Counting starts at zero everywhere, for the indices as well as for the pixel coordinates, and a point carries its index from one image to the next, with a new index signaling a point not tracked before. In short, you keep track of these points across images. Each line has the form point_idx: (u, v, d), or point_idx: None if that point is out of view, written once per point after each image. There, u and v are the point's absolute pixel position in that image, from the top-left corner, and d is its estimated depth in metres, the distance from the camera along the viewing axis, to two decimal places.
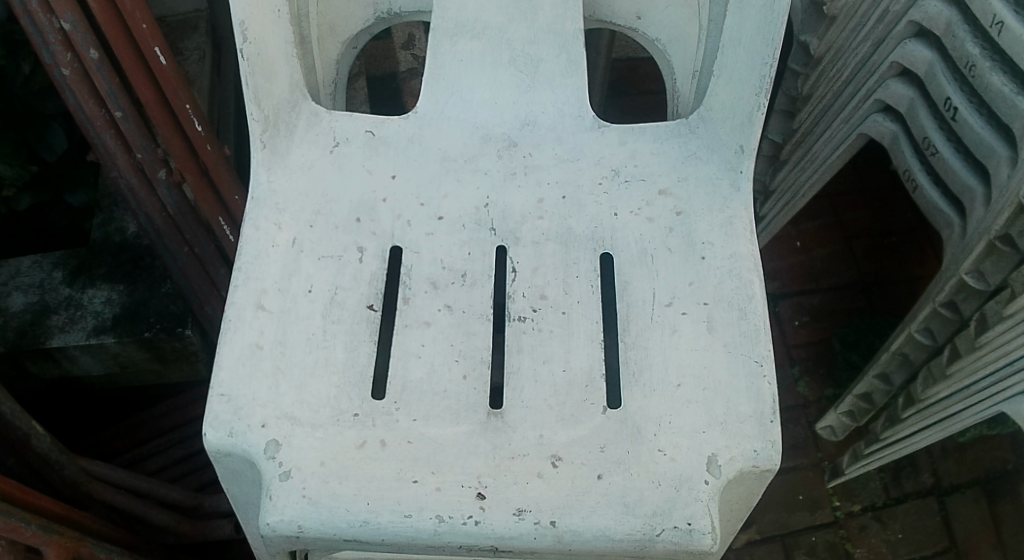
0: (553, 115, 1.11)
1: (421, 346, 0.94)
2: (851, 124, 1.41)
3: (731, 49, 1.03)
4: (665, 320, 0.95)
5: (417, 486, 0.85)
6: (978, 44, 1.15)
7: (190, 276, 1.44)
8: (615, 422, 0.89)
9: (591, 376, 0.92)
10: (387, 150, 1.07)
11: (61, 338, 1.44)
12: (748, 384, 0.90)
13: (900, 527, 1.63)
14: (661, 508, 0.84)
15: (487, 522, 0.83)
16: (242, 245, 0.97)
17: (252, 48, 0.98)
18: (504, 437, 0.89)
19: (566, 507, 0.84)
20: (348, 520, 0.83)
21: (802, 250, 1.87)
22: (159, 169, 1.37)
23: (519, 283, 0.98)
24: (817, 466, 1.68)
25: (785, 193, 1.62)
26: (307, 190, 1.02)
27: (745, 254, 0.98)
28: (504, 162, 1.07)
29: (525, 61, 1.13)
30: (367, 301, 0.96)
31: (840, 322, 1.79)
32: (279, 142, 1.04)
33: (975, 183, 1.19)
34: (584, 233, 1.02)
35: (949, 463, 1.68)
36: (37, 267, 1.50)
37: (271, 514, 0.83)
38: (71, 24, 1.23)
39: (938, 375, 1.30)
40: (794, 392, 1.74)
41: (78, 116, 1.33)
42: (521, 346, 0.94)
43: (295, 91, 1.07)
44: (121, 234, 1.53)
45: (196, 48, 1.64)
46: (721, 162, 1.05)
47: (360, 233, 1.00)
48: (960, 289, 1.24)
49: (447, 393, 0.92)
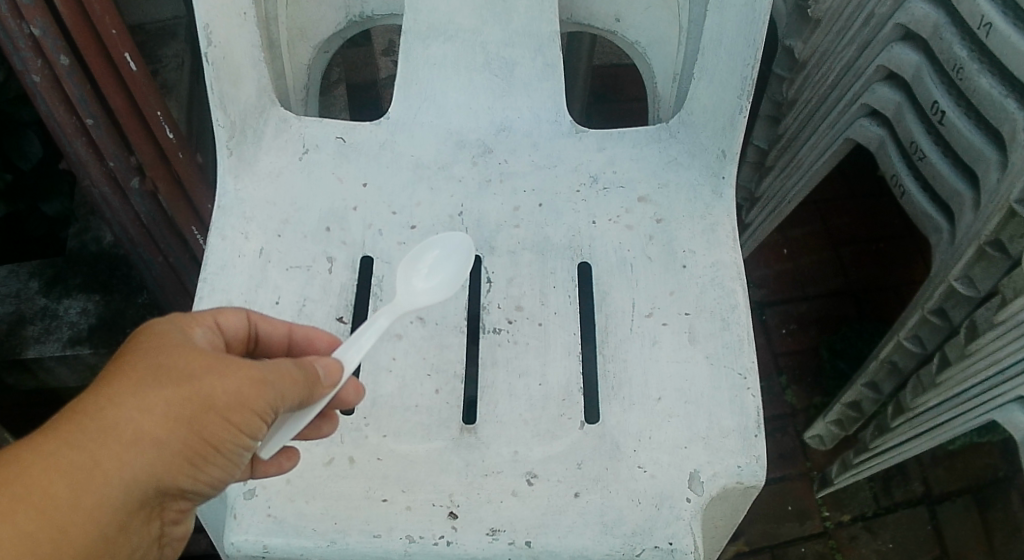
0: (529, 120, 1.08)
1: (391, 360, 0.91)
2: (837, 129, 1.38)
3: (711, 51, 1.01)
4: (644, 331, 0.92)
5: (386, 506, 0.82)
6: (965, 46, 1.12)
7: (165, 285, 1.43)
8: (593, 438, 0.86)
9: (569, 390, 0.89)
10: (358, 157, 1.03)
11: (36, 349, 1.40)
12: (730, 397, 0.87)
13: (890, 537, 1.60)
14: (641, 526, 0.81)
15: (459, 543, 0.80)
16: (208, 255, 0.94)
17: (217, 52, 0.95)
18: (478, 453, 0.85)
19: (542, 527, 0.81)
20: (315, 541, 0.80)
21: (789, 257, 1.84)
22: (132, 177, 1.32)
23: (494, 293, 0.95)
24: (805, 476, 1.66)
25: (770, 200, 1.59)
26: (275, 198, 0.99)
27: (728, 262, 0.95)
28: (478, 168, 1.04)
29: (500, 65, 1.10)
30: (336, 313, 0.93)
31: (827, 330, 1.76)
32: (246, 150, 1.01)
33: (965, 188, 1.17)
34: (561, 242, 0.99)
35: (938, 471, 1.66)
36: (13, 275, 1.46)
37: (236, 533, 0.80)
38: (40, 29, 1.17)
39: (929, 383, 1.27)
40: (782, 400, 1.71)
41: (50, 123, 1.28)
42: (496, 359, 0.91)
43: (263, 96, 1.03)
44: (97, 243, 1.50)
45: (174, 56, 1.60)
46: (702, 168, 1.02)
47: (329, 242, 0.97)
48: (949, 295, 1.21)
49: (419, 408, 0.88)
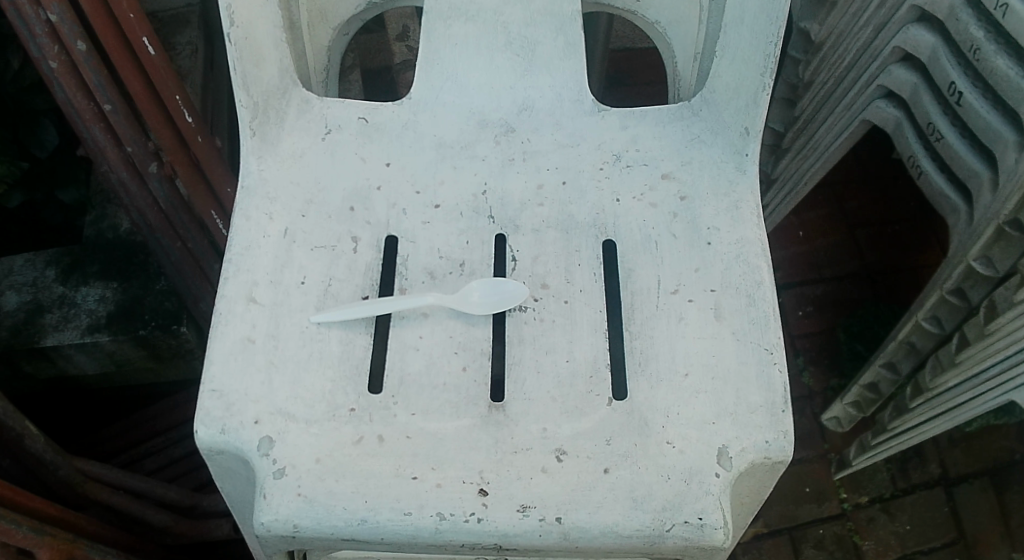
0: (551, 99, 1.07)
1: (419, 339, 0.91)
2: (854, 110, 1.37)
3: (734, 30, 1.00)
4: (670, 307, 0.92)
5: (417, 483, 0.82)
6: (982, 27, 1.11)
7: (184, 271, 1.41)
8: (621, 414, 0.86)
9: (596, 367, 0.89)
10: (381, 137, 1.03)
11: (55, 337, 1.41)
12: (758, 373, 0.87)
13: (908, 518, 1.60)
14: (671, 502, 0.81)
15: (490, 520, 0.80)
16: (233, 236, 0.94)
17: (239, 33, 0.95)
18: (507, 431, 0.85)
19: (572, 503, 0.81)
20: (346, 520, 0.80)
21: (805, 239, 1.83)
22: (150, 163, 1.32)
23: (519, 271, 0.95)
24: (824, 458, 1.66)
25: (787, 182, 1.58)
26: (299, 179, 0.99)
27: (753, 239, 0.95)
28: (501, 148, 1.04)
29: (522, 44, 1.10)
30: (362, 292, 0.93)
31: (843, 312, 1.76)
32: (269, 130, 1.01)
33: (981, 168, 1.15)
34: (586, 220, 0.98)
35: (956, 453, 1.65)
36: (30, 265, 1.46)
37: (265, 513, 0.80)
38: (57, 15, 1.18)
39: (947, 364, 1.27)
40: (800, 382, 1.71)
41: (67, 109, 1.28)
42: (522, 337, 0.91)
43: (285, 77, 1.04)
44: (114, 230, 1.49)
45: (188, 43, 1.59)
46: (725, 146, 1.02)
47: (354, 222, 0.97)
48: (968, 276, 1.20)
49: (446, 386, 0.88)
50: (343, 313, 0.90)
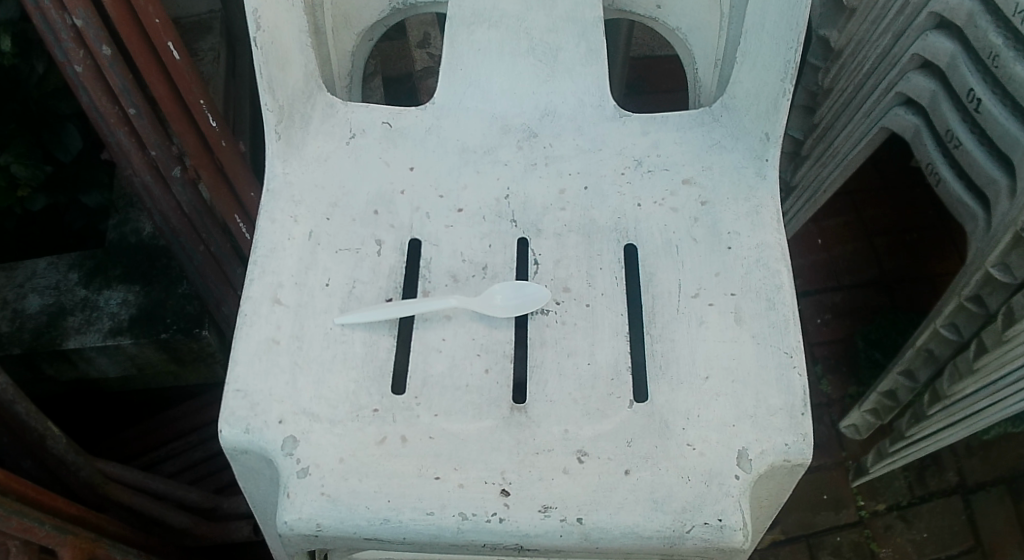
0: (573, 105, 1.08)
1: (441, 341, 0.92)
2: (873, 117, 1.37)
3: (755, 35, 1.01)
4: (691, 311, 0.92)
5: (439, 483, 0.83)
6: (1000, 33, 1.11)
7: (207, 275, 1.42)
8: (642, 416, 0.87)
9: (617, 370, 0.90)
10: (405, 142, 1.05)
11: (77, 339, 1.42)
12: (777, 376, 0.88)
13: (925, 526, 1.59)
14: (691, 503, 0.82)
15: (511, 520, 0.81)
16: (258, 238, 0.95)
17: (266, 37, 0.96)
18: (528, 432, 0.86)
19: (592, 504, 0.82)
20: (369, 518, 0.81)
21: (823, 248, 1.83)
22: (174, 167, 1.34)
23: (541, 275, 0.96)
24: (842, 465, 1.65)
25: (807, 189, 1.58)
26: (324, 182, 1.00)
27: (772, 243, 0.95)
28: (524, 153, 1.05)
29: (544, 51, 1.11)
30: (385, 295, 0.94)
31: (861, 319, 1.76)
32: (294, 134, 1.02)
33: (1000, 175, 1.15)
34: (607, 224, 0.99)
35: (973, 461, 1.65)
36: (53, 269, 1.48)
37: (289, 512, 0.82)
38: (83, 20, 1.19)
39: (964, 371, 1.25)
40: (817, 389, 1.71)
41: (92, 114, 1.30)
42: (544, 339, 0.92)
43: (310, 82, 1.05)
44: (136, 234, 1.50)
45: (210, 49, 1.61)
46: (746, 151, 1.02)
47: (377, 226, 0.98)
48: (986, 281, 1.19)
49: (469, 387, 0.89)
50: (367, 316, 0.92)
